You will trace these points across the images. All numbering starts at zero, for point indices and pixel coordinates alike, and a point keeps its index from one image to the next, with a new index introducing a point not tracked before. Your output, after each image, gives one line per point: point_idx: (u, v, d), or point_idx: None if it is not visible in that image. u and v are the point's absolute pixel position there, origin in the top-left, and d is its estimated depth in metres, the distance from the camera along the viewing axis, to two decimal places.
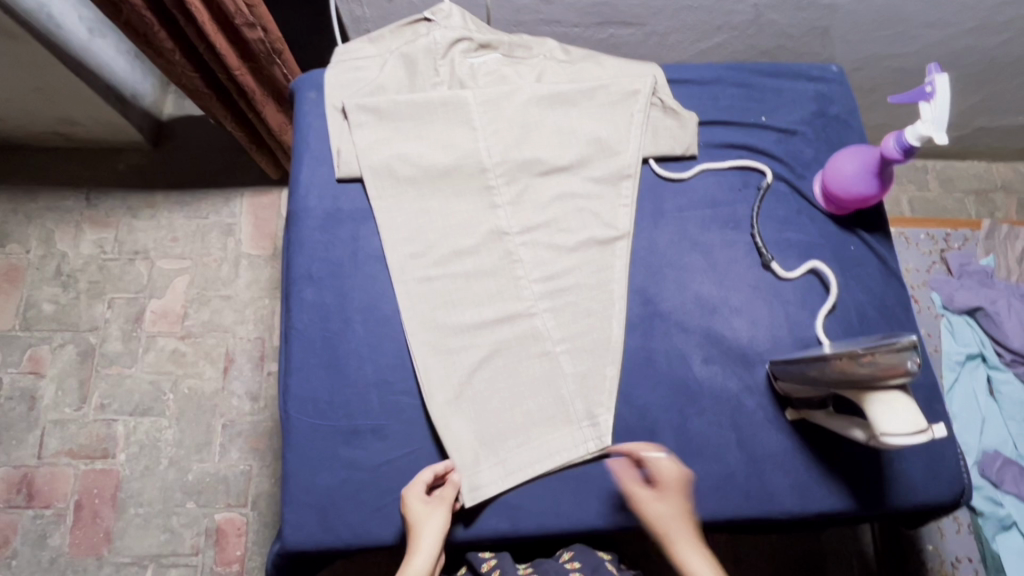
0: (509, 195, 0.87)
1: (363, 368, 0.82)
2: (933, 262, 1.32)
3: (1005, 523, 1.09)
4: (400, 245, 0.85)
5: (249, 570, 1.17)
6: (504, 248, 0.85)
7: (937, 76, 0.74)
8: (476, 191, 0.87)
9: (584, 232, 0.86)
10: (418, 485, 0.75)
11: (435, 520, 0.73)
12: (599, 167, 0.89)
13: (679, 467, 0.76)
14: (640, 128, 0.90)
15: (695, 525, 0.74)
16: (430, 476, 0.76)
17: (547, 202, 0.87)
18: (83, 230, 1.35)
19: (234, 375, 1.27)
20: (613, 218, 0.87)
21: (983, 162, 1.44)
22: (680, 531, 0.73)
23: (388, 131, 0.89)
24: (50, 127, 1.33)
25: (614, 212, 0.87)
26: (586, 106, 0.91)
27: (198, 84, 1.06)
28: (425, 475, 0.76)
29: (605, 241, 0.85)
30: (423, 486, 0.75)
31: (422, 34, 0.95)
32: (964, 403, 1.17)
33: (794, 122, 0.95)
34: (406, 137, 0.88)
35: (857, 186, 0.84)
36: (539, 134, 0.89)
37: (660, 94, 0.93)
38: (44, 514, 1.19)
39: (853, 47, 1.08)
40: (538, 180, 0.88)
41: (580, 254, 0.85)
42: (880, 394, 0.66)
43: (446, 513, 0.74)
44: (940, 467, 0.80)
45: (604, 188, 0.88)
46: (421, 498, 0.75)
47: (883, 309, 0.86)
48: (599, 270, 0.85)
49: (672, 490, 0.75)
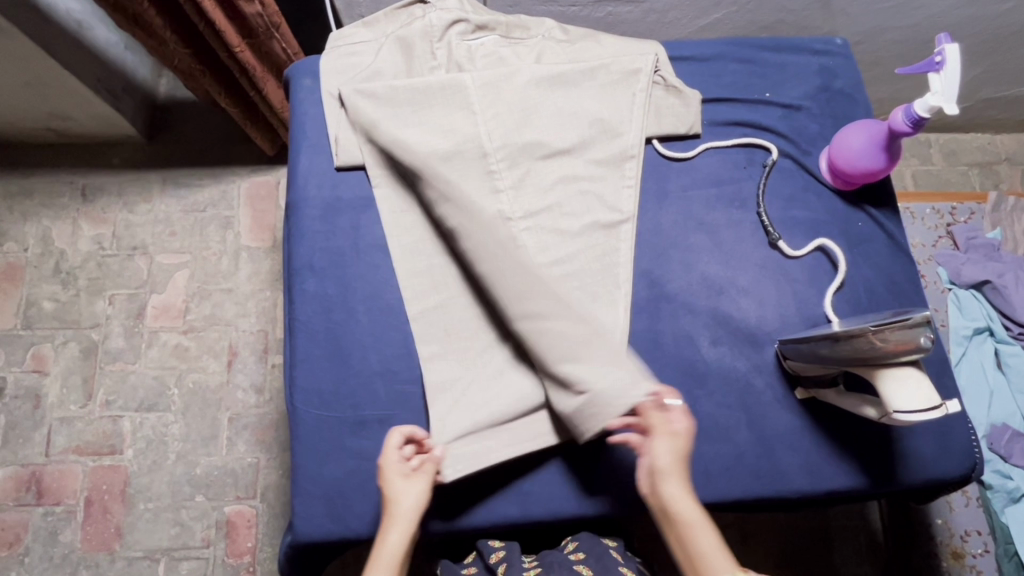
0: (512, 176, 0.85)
1: (368, 357, 0.81)
2: (939, 237, 1.30)
3: (1014, 495, 1.09)
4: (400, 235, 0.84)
5: (260, 562, 1.17)
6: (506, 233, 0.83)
7: (947, 45, 0.72)
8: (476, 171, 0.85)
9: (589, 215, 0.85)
10: (391, 452, 0.73)
11: (413, 492, 0.71)
12: (602, 149, 0.87)
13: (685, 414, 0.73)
14: (643, 107, 0.88)
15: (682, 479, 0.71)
16: (400, 441, 0.74)
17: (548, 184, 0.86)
18: (81, 226, 1.34)
19: (237, 368, 1.26)
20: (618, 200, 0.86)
21: (987, 133, 1.43)
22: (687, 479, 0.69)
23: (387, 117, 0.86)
24: (41, 122, 1.32)
25: (618, 195, 0.85)
26: (590, 82, 0.89)
27: (191, 62, 1.04)
28: (397, 442, 0.74)
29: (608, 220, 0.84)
30: (396, 455, 0.73)
31: (417, 16, 0.93)
32: (971, 376, 1.17)
33: (799, 97, 0.93)
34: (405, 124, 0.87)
35: (864, 161, 0.83)
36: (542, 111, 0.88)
37: (662, 72, 0.91)
38: (55, 512, 1.19)
39: (855, 19, 1.06)
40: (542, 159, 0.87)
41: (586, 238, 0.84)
42: (893, 369, 0.65)
43: (423, 487, 0.72)
44: (951, 441, 0.80)
45: (607, 170, 0.86)
46: (398, 469, 0.72)
47: (891, 285, 0.85)
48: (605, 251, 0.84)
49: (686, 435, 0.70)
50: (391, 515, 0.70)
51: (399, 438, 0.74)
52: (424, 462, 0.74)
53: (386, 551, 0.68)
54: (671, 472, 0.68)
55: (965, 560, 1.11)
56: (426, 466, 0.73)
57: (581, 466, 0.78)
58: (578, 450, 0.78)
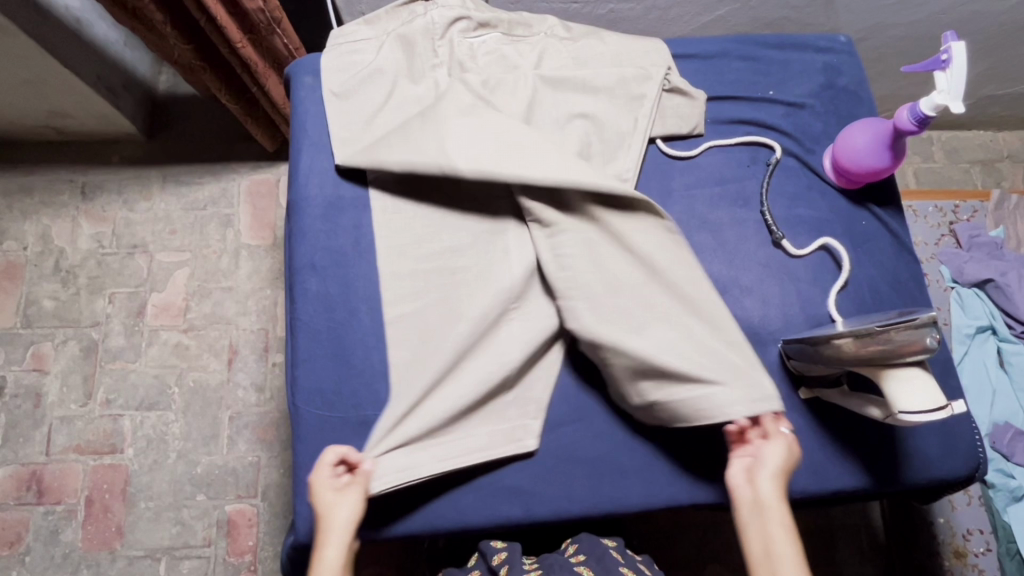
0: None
1: (370, 357, 0.81)
2: (942, 235, 1.30)
3: (1017, 494, 1.09)
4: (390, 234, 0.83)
5: (261, 561, 1.17)
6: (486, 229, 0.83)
7: (954, 43, 0.71)
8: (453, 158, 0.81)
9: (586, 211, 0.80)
10: (321, 470, 0.74)
11: (341, 509, 0.71)
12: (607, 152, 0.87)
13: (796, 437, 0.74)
14: (649, 111, 0.87)
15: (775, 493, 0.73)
16: (333, 459, 0.75)
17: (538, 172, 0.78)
18: (81, 225, 1.33)
19: (238, 367, 1.26)
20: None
21: (990, 131, 1.42)
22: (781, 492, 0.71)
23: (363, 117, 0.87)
24: (41, 120, 1.31)
25: None
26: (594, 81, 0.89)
27: (191, 57, 1.04)
28: (329, 459, 0.74)
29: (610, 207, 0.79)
30: (327, 471, 0.74)
31: (419, 14, 0.93)
32: (974, 375, 1.16)
33: (802, 95, 0.93)
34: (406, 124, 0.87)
35: (869, 159, 0.82)
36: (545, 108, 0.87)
37: (670, 75, 0.90)
38: (55, 510, 1.19)
39: (858, 16, 1.06)
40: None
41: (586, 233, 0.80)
42: (898, 370, 0.65)
43: (351, 503, 0.72)
44: (955, 441, 0.79)
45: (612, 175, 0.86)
46: (329, 485, 0.73)
47: (896, 284, 0.85)
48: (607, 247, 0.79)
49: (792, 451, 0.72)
50: (323, 531, 0.71)
51: (331, 455, 0.75)
52: (355, 477, 0.74)
53: (320, 567, 0.69)
54: (771, 474, 0.70)
55: (966, 558, 1.11)
56: (355, 482, 0.73)
57: (584, 467, 0.78)
58: (581, 451, 0.78)
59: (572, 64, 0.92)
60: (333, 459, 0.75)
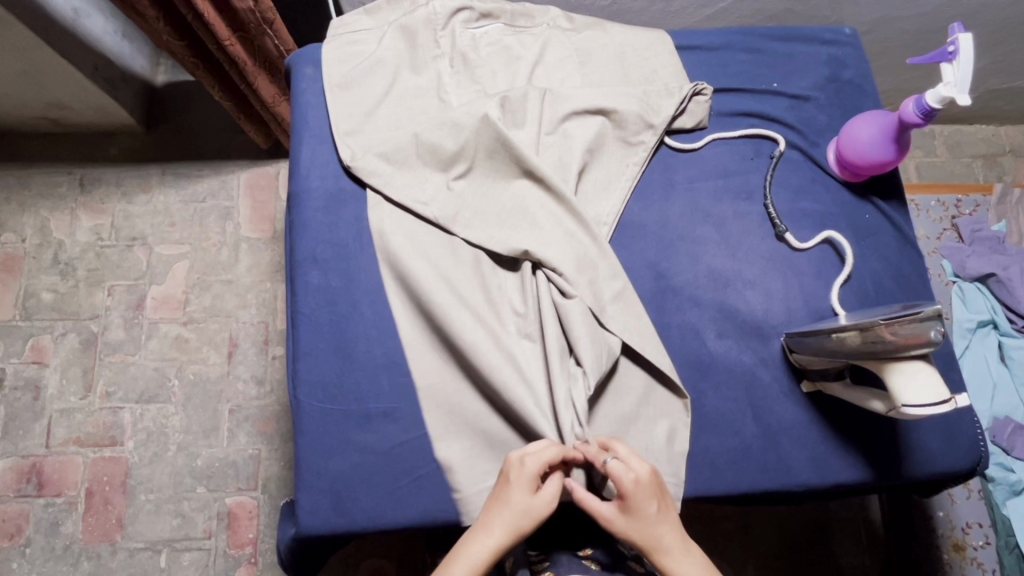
0: (515, 165, 0.83)
1: (372, 350, 0.80)
2: (944, 229, 1.30)
3: (1016, 488, 1.09)
4: (380, 238, 0.83)
5: (262, 553, 1.17)
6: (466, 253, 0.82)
7: (960, 35, 0.71)
8: (437, 182, 0.84)
9: (559, 252, 0.80)
10: (529, 455, 0.69)
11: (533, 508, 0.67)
12: (610, 155, 0.87)
13: (644, 466, 0.68)
14: (660, 121, 0.87)
15: (675, 522, 0.67)
16: (545, 459, 0.69)
17: (508, 210, 0.83)
18: (79, 217, 1.33)
19: (238, 360, 1.26)
20: (608, 200, 0.85)
21: (992, 125, 1.42)
22: (667, 538, 0.66)
23: (354, 117, 0.87)
24: (39, 111, 1.30)
25: (615, 206, 0.85)
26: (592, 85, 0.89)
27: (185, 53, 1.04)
28: (548, 455, 0.69)
29: (575, 235, 0.82)
30: (529, 472, 0.68)
31: (421, 4, 0.92)
32: (975, 369, 1.16)
33: (807, 88, 0.92)
34: (409, 117, 0.87)
35: (873, 152, 0.82)
36: (542, 99, 0.87)
37: (704, 94, 0.89)
38: (55, 503, 1.19)
39: (864, 8, 1.05)
40: (547, 149, 0.85)
41: (559, 255, 0.80)
42: (902, 364, 0.65)
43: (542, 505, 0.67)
44: (957, 434, 0.79)
45: (608, 181, 0.86)
46: (522, 485, 0.68)
47: (899, 278, 0.85)
48: (589, 253, 0.81)
49: (640, 488, 0.66)
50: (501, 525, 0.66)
51: (551, 452, 0.69)
52: (552, 485, 0.69)
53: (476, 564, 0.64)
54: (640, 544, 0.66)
55: (965, 552, 1.12)
56: (555, 491, 0.68)
57: None
58: None
59: (574, 56, 0.91)
60: (550, 457, 0.69)
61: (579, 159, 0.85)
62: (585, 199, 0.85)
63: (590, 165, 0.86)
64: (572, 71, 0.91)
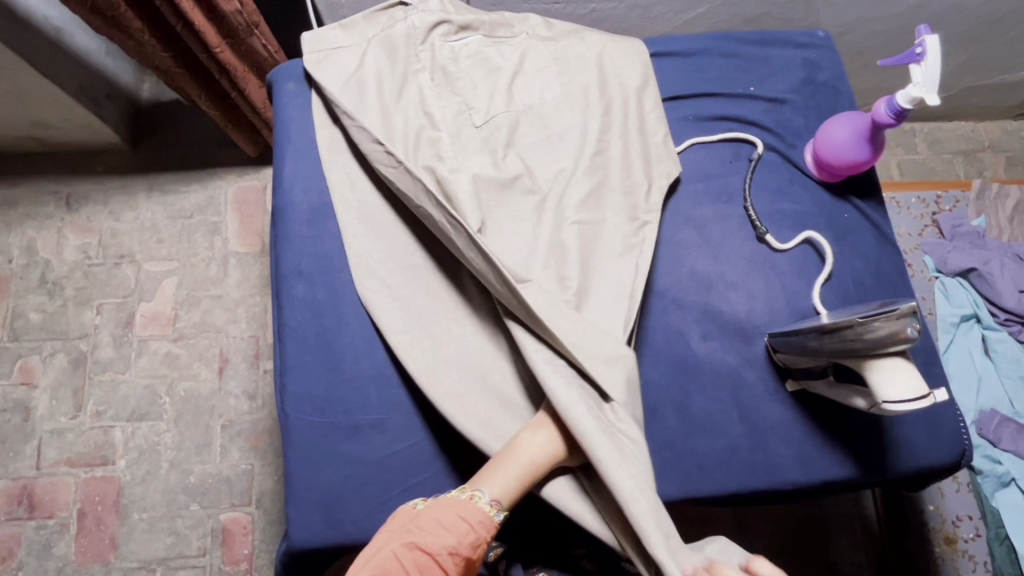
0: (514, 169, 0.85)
1: (360, 362, 0.80)
2: (925, 226, 1.32)
3: (1004, 479, 1.10)
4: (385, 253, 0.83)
5: (257, 568, 1.17)
6: (450, 351, 0.78)
7: (927, 37, 0.73)
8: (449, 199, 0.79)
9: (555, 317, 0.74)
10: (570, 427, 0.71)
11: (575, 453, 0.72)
12: (610, 157, 0.87)
13: None
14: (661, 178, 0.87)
15: None
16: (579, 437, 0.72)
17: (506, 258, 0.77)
18: (66, 237, 1.33)
19: (229, 375, 1.25)
20: (617, 307, 0.78)
21: (970, 121, 1.44)
22: None
23: (337, 205, 0.86)
24: (24, 132, 1.30)
25: (605, 278, 0.80)
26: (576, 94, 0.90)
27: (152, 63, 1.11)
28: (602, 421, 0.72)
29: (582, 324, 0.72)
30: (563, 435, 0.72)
31: (399, 18, 0.92)
32: (959, 362, 1.18)
33: (783, 91, 0.93)
34: (410, 133, 0.85)
35: (848, 153, 0.84)
36: (528, 184, 0.84)
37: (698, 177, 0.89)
38: (47, 525, 1.18)
39: (838, 10, 1.07)
40: (542, 255, 0.81)
41: (560, 327, 0.74)
42: (881, 360, 0.66)
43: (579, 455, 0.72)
44: (941, 429, 0.81)
45: (607, 215, 0.84)
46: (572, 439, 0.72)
47: (879, 275, 0.86)
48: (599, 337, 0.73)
49: None
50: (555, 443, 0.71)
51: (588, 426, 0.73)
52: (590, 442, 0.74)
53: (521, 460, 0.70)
54: None
55: (957, 545, 1.13)
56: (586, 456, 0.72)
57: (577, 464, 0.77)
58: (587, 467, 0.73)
59: (553, 65, 0.92)
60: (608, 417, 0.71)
61: (577, 264, 0.80)
62: (595, 312, 0.78)
63: (591, 266, 0.81)
64: (552, 79, 0.91)
